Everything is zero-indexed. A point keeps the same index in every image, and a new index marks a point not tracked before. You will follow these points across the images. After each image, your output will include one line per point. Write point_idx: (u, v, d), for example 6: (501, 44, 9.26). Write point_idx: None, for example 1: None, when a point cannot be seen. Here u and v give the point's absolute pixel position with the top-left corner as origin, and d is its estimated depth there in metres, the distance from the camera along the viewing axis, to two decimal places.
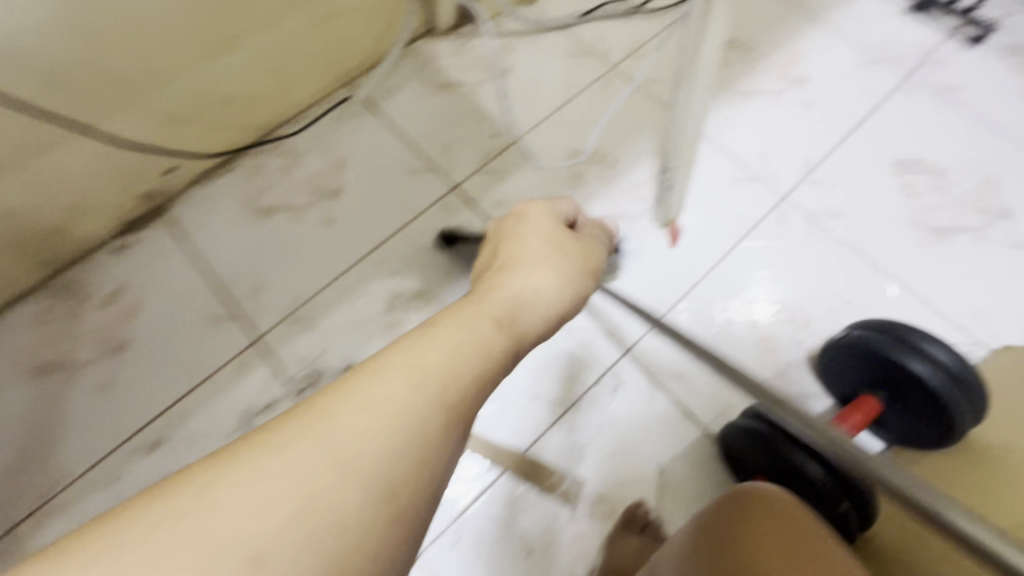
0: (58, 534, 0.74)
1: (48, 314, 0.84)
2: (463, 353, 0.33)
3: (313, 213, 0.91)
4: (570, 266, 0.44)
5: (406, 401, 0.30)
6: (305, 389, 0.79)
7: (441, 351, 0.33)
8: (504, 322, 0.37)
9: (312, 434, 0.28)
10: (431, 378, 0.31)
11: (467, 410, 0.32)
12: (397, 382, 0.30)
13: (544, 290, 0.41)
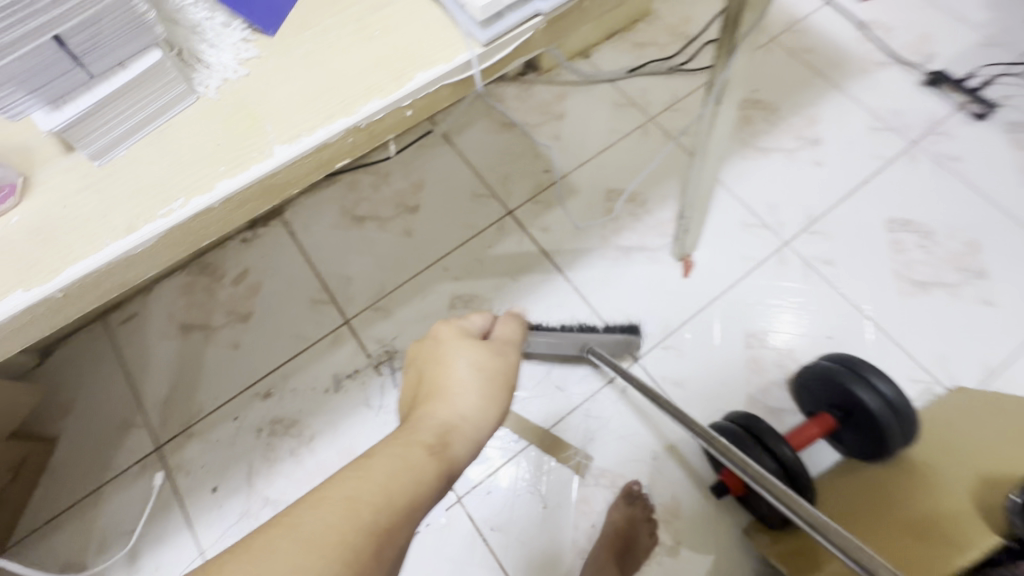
0: (193, 454, 0.97)
1: (193, 286, 1.10)
2: (414, 457, 0.41)
3: (395, 224, 1.13)
4: (491, 383, 0.49)
5: (342, 528, 0.34)
6: (381, 363, 1.01)
7: (378, 480, 0.38)
8: (436, 447, 0.42)
9: (342, 492, 0.37)
10: (365, 507, 0.36)
11: (396, 533, 0.36)
12: (334, 512, 0.35)
13: (467, 414, 0.46)
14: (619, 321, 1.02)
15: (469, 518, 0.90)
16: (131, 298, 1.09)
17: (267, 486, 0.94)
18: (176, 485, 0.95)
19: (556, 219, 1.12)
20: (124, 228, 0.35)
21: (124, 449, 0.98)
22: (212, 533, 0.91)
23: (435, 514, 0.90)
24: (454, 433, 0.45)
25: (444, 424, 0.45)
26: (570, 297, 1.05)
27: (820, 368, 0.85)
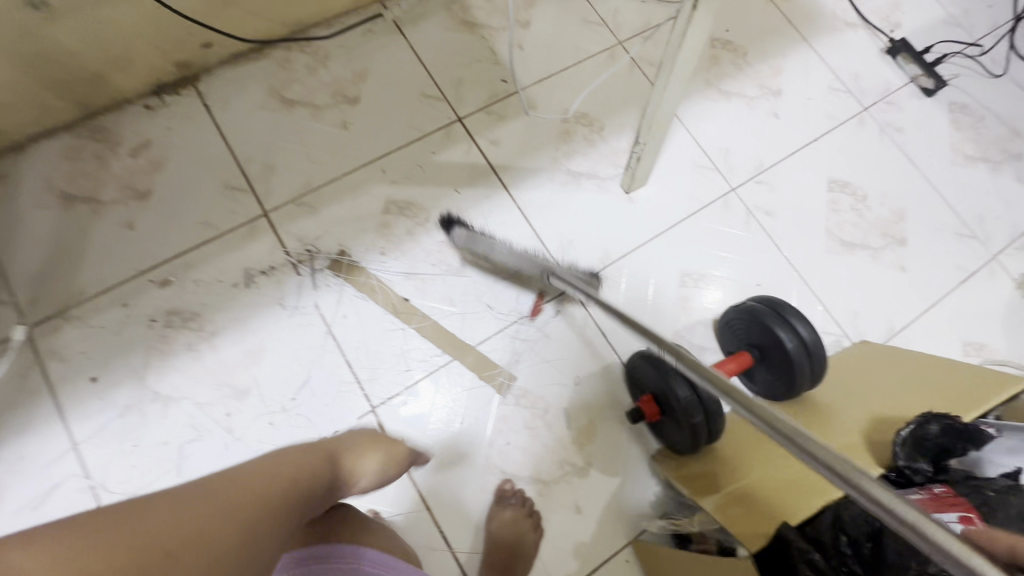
0: (69, 339, 0.85)
1: (79, 151, 0.94)
2: (314, 466, 0.58)
3: (329, 114, 1.02)
4: (390, 452, 0.71)
5: (284, 488, 0.52)
6: (300, 263, 0.92)
7: (288, 468, 0.54)
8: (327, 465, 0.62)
9: (189, 497, 0.44)
10: (287, 491, 0.52)
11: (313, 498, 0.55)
12: (287, 466, 0.54)
13: (366, 470, 0.68)
14: (559, 247, 0.99)
15: (382, 428, 0.86)
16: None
17: (157, 381, 0.85)
18: (47, 372, 0.83)
19: (508, 133, 1.05)
20: None
21: None
22: (90, 425, 0.82)
23: (345, 423, 0.86)
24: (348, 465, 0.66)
25: (346, 467, 0.66)
26: (513, 216, 0.99)
27: (748, 308, 0.85)
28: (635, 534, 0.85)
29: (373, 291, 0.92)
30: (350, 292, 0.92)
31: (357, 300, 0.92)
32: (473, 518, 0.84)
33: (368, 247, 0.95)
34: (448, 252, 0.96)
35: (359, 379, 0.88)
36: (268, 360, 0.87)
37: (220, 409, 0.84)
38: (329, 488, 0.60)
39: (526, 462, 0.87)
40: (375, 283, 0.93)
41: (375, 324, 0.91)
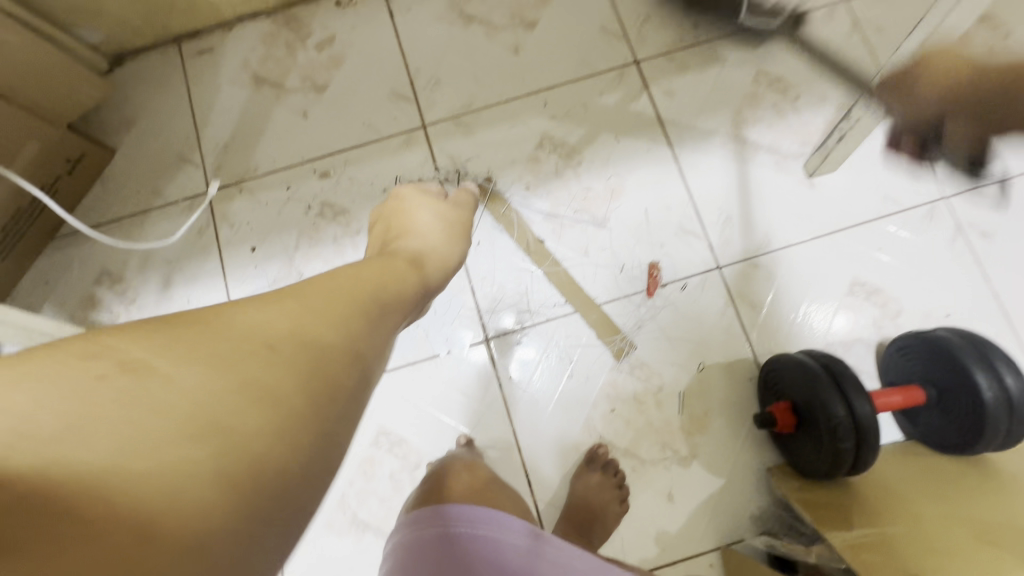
0: (239, 209, 0.93)
1: (274, 38, 1.00)
2: (388, 266, 0.50)
3: (503, 35, 0.98)
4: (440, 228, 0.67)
5: (263, 422, 0.29)
6: (447, 182, 0.92)
7: (281, 364, 0.31)
8: (415, 264, 0.54)
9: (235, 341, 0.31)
10: (264, 391, 0.29)
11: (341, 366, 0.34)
12: (203, 373, 0.29)
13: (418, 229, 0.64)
14: (714, 221, 0.89)
15: (491, 360, 0.86)
16: (210, 32, 1.00)
17: (304, 263, 0.91)
18: (218, 234, 0.93)
19: (685, 86, 0.94)
20: None
21: (177, 182, 0.95)
22: (243, 289, 0.90)
23: (459, 346, 0.87)
24: (426, 249, 0.59)
25: (417, 226, 0.63)
26: (670, 177, 0.91)
27: (937, 339, 0.72)
28: (727, 541, 0.78)
29: (509, 225, 0.90)
30: (488, 221, 0.91)
31: (493, 230, 0.91)
32: (560, 472, 0.83)
33: (513, 179, 0.92)
34: (593, 201, 0.91)
35: (479, 307, 0.88)
36: None
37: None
38: (410, 272, 0.52)
39: (626, 433, 0.83)
40: (514, 217, 0.91)
41: (506, 258, 0.89)
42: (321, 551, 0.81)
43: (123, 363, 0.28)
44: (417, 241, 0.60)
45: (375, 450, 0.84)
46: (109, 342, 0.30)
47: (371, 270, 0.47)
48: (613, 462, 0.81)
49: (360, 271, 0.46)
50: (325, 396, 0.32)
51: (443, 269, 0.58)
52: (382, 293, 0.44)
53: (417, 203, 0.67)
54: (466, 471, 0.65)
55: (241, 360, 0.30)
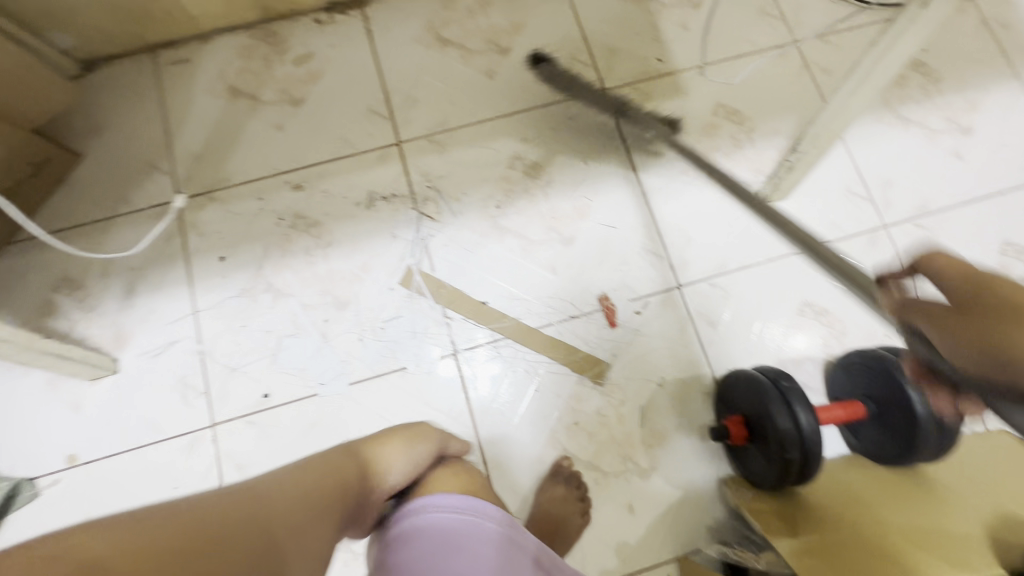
0: (209, 219, 0.93)
1: (252, 51, 1.01)
2: (335, 459, 0.55)
3: (479, 59, 1.02)
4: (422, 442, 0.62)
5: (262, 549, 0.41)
6: (420, 198, 0.94)
7: (277, 514, 0.44)
8: (358, 455, 0.57)
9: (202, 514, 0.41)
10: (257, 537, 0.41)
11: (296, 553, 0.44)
12: (219, 514, 0.41)
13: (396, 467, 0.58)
14: (675, 243, 0.94)
15: (459, 373, 0.88)
16: (187, 42, 1.01)
17: (273, 274, 0.91)
18: (186, 243, 0.92)
19: (650, 115, 1.00)
20: None
21: (146, 189, 0.94)
22: (210, 298, 0.90)
23: (427, 358, 0.88)
24: (380, 457, 0.58)
25: (376, 456, 0.58)
26: (635, 200, 0.95)
27: (875, 356, 0.77)
28: (684, 551, 0.81)
29: (480, 242, 0.93)
30: (460, 237, 0.93)
31: (464, 246, 0.93)
32: (524, 485, 0.84)
33: (485, 197, 0.95)
34: (562, 220, 0.94)
35: (448, 321, 0.89)
36: (370, 279, 0.91)
37: (321, 314, 0.89)
38: (362, 465, 0.56)
39: (589, 446, 0.85)
40: (484, 234, 0.93)
41: (476, 274, 0.92)
42: None
43: (79, 558, 0.33)
44: (357, 459, 0.57)
45: None
46: (86, 538, 0.35)
47: (351, 457, 0.57)
48: (577, 475, 0.83)
49: (325, 464, 0.53)
50: (286, 531, 0.44)
51: (397, 470, 0.58)
52: (323, 472, 0.52)
53: (390, 439, 0.61)
54: (451, 475, 0.60)
55: (186, 551, 0.37)
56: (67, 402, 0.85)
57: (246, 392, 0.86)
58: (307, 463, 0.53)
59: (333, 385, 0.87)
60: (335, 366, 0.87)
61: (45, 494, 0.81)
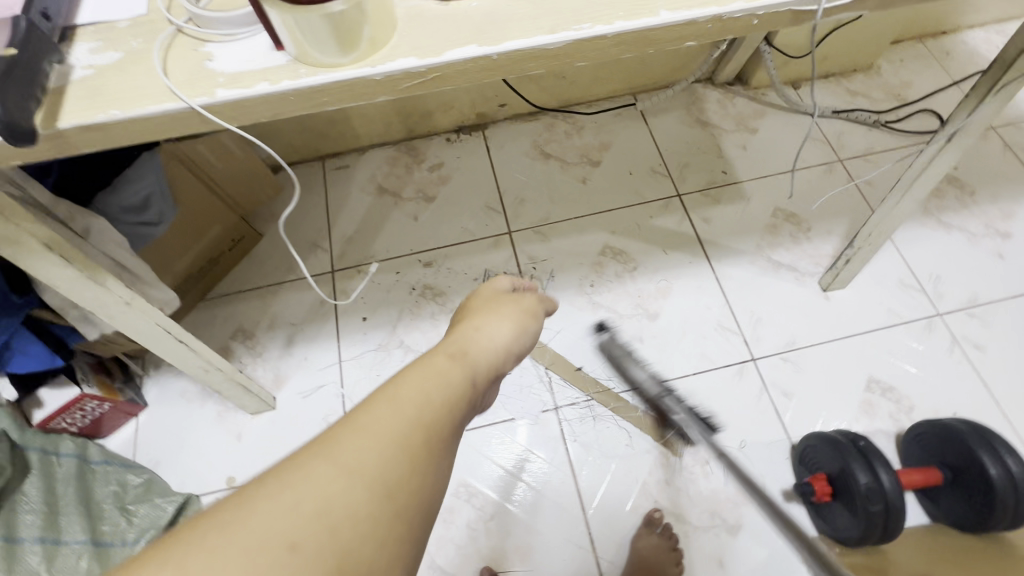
0: (356, 287, 1.15)
1: (396, 160, 1.29)
2: (441, 368, 0.44)
3: (575, 169, 1.26)
4: (506, 324, 0.56)
5: (349, 512, 0.32)
6: (527, 276, 1.14)
7: (370, 449, 0.35)
8: (456, 356, 0.48)
9: (284, 481, 0.33)
10: (347, 496, 0.32)
11: (395, 499, 0.34)
12: (309, 481, 0.33)
13: (488, 339, 0.53)
14: (747, 321, 1.08)
15: (559, 427, 1.00)
16: (348, 153, 1.30)
17: (405, 333, 1.09)
18: (337, 305, 1.13)
19: (719, 215, 1.19)
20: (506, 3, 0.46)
21: (308, 262, 1.18)
22: (353, 350, 1.08)
23: (531, 412, 1.01)
24: (476, 347, 0.51)
25: (474, 339, 0.52)
26: (709, 284, 1.12)
27: (945, 426, 0.85)
28: None
29: (577, 313, 1.10)
30: (560, 310, 1.11)
31: (563, 317, 1.10)
32: (619, 533, 0.92)
33: (581, 277, 1.14)
34: (647, 298, 1.11)
35: (550, 380, 1.04)
36: None
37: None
38: (465, 370, 0.46)
39: (678, 500, 0.94)
40: (580, 307, 1.10)
41: (574, 340, 1.07)
42: None
43: None
44: (462, 339, 0.51)
45: (454, 500, 0.95)
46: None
47: (459, 348, 0.50)
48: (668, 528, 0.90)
49: (427, 379, 0.42)
50: (387, 518, 0.33)
51: (494, 357, 0.51)
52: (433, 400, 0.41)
53: (483, 327, 0.54)
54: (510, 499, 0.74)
55: (269, 566, 0.29)
56: (231, 432, 1.02)
57: None
58: (403, 374, 0.42)
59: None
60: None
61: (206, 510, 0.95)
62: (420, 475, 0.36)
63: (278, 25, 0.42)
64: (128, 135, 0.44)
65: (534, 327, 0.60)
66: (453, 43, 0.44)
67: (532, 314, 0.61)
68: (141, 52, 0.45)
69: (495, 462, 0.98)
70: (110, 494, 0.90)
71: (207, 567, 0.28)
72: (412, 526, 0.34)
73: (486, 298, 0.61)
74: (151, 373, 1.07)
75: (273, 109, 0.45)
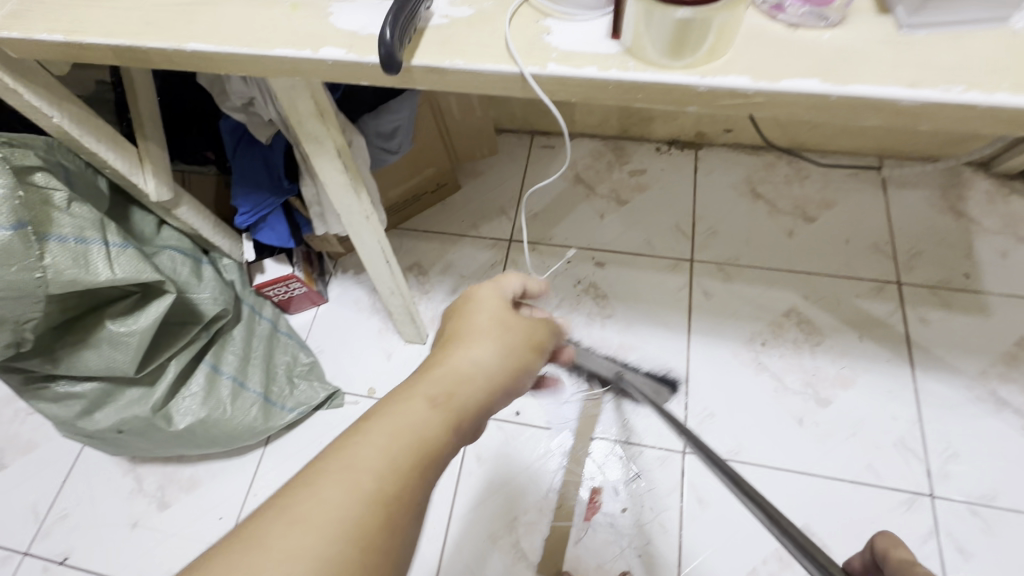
0: (526, 262, 1.19)
1: (600, 154, 1.30)
2: (416, 421, 0.41)
3: (784, 218, 1.16)
4: (512, 341, 0.50)
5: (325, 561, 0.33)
6: (696, 309, 1.09)
7: (359, 486, 0.36)
8: (440, 402, 0.43)
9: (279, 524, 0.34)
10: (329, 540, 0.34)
11: (381, 532, 0.36)
12: (297, 530, 0.34)
13: (482, 364, 0.47)
14: (938, 451, 0.92)
15: (681, 473, 0.95)
16: (557, 134, 1.33)
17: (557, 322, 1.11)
18: (504, 272, 1.18)
19: (943, 321, 1.02)
20: (868, 44, 0.42)
21: (491, 224, 1.24)
22: None
23: (656, 446, 0.97)
24: (464, 384, 0.45)
25: (462, 375, 0.45)
26: (903, 393, 0.97)
27: None
28: None
29: (736, 367, 1.03)
30: (720, 357, 1.04)
31: (719, 365, 1.03)
32: None
33: (753, 332, 1.05)
34: (822, 381, 0.99)
35: (686, 422, 0.99)
36: (632, 357, 1.06)
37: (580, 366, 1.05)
38: (444, 423, 0.42)
39: None
40: (742, 362, 1.03)
41: (725, 393, 1.00)
42: (479, 556, 0.92)
43: None
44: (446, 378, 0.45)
45: (554, 495, 0.95)
46: None
47: (445, 383, 0.44)
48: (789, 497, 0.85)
49: (394, 436, 0.39)
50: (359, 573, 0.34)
51: (484, 395, 0.45)
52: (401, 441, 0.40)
53: (475, 359, 0.47)
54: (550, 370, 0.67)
55: None
56: (383, 350, 1.13)
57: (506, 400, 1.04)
58: (388, 409, 0.42)
59: (561, 427, 1.01)
60: (570, 414, 1.02)
61: (347, 408, 1.07)
62: (384, 543, 0.35)
63: (629, 17, 0.43)
64: (457, 84, 0.49)
65: (537, 354, 0.52)
66: (794, 73, 0.42)
67: (547, 335, 0.54)
68: (490, 12, 0.49)
69: (603, 479, 0.96)
70: (284, 363, 1.05)
71: None
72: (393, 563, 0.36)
73: (486, 313, 0.52)
74: (338, 275, 1.21)
75: (588, 93, 0.47)
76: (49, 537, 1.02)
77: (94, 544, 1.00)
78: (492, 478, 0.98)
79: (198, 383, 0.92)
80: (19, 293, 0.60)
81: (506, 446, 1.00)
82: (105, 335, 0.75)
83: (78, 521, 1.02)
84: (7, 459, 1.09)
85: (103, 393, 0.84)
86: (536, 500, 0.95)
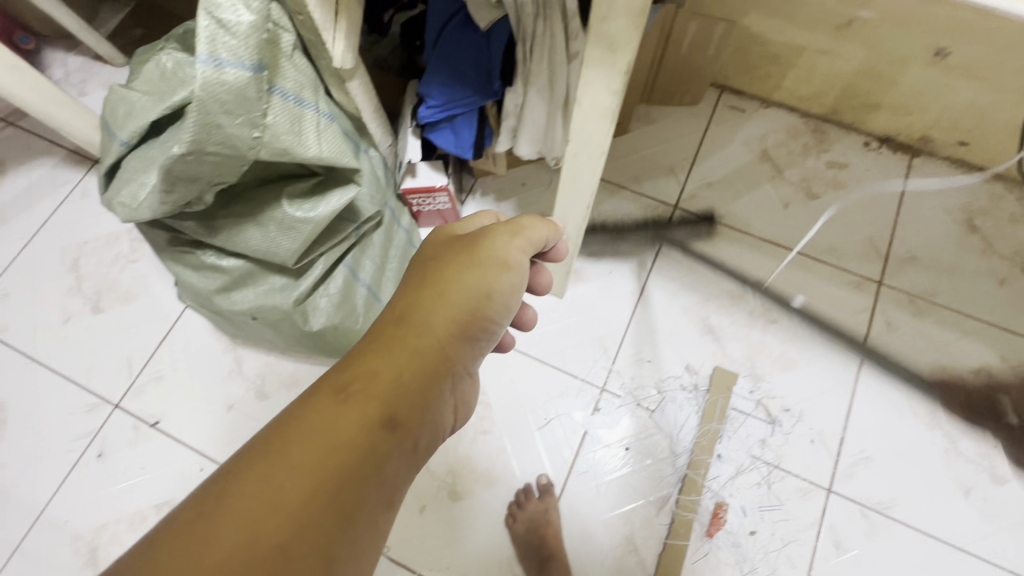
0: (689, 236, 1.05)
1: (796, 132, 1.11)
2: (339, 415, 0.41)
3: (998, 263, 1.00)
4: None
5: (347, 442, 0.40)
6: (871, 337, 0.96)
7: (347, 428, 0.40)
8: (377, 417, 0.42)
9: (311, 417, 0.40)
10: (344, 447, 0.40)
11: (358, 457, 0.40)
12: (352, 414, 0.41)
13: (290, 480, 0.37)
14: None
15: (822, 512, 0.87)
16: (752, 97, 1.14)
17: (713, 312, 0.99)
18: (662, 241, 1.04)
19: None
20: None
21: (656, 182, 1.09)
22: (657, 293, 1.01)
23: (799, 475, 0.89)
24: (350, 420, 0.41)
25: (377, 385, 0.43)
26: None
27: None
28: None
29: (908, 415, 0.91)
30: (891, 399, 0.93)
31: (887, 407, 0.92)
32: None
33: (934, 383, 0.93)
34: (1003, 457, 0.88)
35: (838, 461, 0.89)
36: (791, 374, 0.95)
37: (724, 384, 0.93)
38: (383, 426, 0.42)
39: None
40: (915, 413, 0.92)
41: (890, 439, 0.90)
42: (587, 537, 0.87)
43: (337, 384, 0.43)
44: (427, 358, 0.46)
45: (678, 499, 0.88)
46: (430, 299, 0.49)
47: (291, 448, 0.38)
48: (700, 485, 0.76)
49: (326, 432, 0.40)
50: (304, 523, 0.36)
51: (380, 414, 0.42)
52: (352, 432, 0.40)
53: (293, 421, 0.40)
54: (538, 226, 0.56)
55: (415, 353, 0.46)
56: None
57: (641, 384, 0.95)
58: (316, 403, 0.41)
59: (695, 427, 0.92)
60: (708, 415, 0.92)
61: None
62: (323, 506, 0.37)
63: None
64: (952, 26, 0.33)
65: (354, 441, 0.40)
66: None
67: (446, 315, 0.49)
68: None
69: (734, 496, 0.88)
70: None
71: (319, 418, 0.40)
72: (346, 487, 0.39)
73: (341, 425, 0.40)
74: (476, 196, 1.09)
75: None
76: (141, 395, 0.97)
77: (187, 414, 0.96)
78: (612, 459, 0.91)
79: (337, 284, 0.81)
80: (233, 154, 0.54)
81: (634, 433, 0.92)
82: (277, 217, 0.65)
83: (172, 386, 0.98)
84: (106, 303, 1.04)
85: (245, 274, 0.76)
86: (657, 495, 0.89)
